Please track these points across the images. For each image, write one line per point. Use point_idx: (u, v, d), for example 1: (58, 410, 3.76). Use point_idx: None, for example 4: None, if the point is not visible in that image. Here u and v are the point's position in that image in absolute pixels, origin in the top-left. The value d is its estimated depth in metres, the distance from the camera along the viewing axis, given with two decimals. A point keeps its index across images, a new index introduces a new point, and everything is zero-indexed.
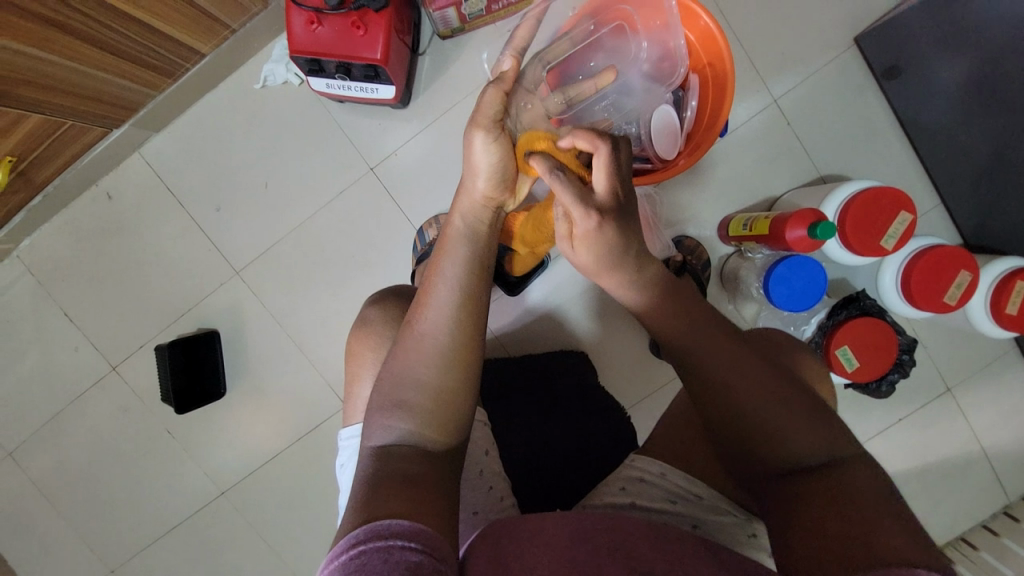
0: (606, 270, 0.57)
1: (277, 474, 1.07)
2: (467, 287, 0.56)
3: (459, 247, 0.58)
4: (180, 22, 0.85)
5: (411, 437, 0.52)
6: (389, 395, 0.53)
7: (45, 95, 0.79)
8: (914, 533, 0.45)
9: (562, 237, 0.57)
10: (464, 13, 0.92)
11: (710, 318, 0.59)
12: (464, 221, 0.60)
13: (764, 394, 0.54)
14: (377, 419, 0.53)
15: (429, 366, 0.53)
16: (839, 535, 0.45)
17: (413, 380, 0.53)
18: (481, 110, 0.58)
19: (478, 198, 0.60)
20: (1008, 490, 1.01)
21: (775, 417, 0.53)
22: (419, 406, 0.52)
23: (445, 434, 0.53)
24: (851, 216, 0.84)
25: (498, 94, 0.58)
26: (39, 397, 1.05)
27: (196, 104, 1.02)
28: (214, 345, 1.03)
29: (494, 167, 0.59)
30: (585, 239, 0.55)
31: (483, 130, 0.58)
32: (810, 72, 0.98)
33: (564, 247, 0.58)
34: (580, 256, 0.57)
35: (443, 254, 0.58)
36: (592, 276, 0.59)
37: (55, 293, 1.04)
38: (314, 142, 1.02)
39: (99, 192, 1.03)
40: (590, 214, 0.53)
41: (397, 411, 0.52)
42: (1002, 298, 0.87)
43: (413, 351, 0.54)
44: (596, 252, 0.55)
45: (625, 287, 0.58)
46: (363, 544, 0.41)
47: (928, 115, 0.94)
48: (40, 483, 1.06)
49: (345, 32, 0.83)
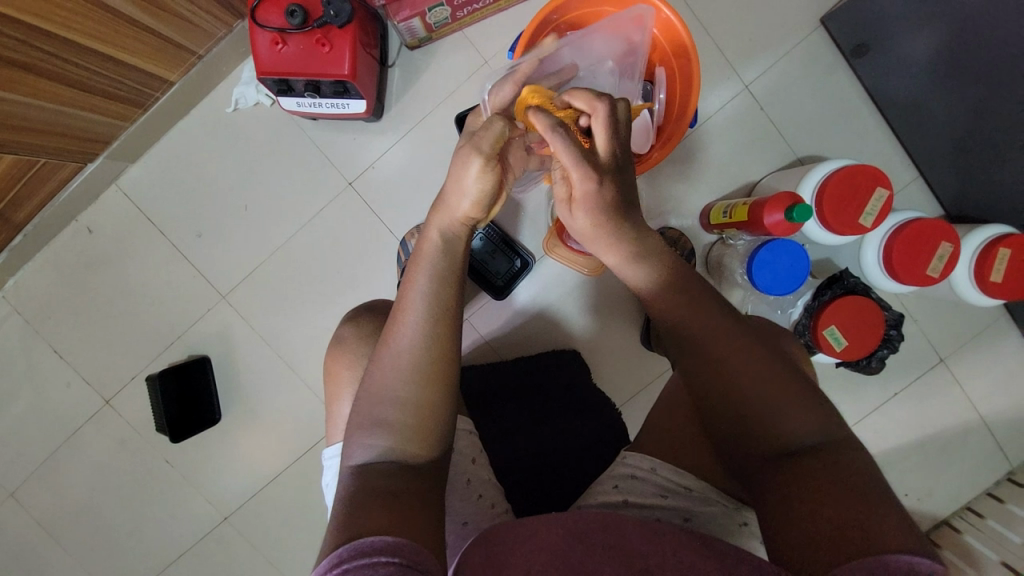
0: (603, 238, 0.58)
1: (279, 495, 1.06)
2: (441, 300, 0.56)
3: (434, 260, 0.57)
4: (144, 52, 0.85)
5: (391, 453, 0.52)
6: (367, 414, 0.53)
7: (17, 135, 0.79)
8: (901, 516, 0.45)
9: (563, 198, 0.58)
10: (430, 22, 0.92)
11: (704, 302, 0.57)
12: (441, 236, 0.58)
13: (754, 379, 0.53)
14: (356, 438, 0.53)
15: (406, 383, 0.53)
16: (826, 521, 0.45)
17: (390, 396, 0.53)
18: (482, 136, 0.55)
19: (458, 217, 0.58)
20: (1009, 456, 1.01)
21: (760, 402, 0.53)
22: (398, 422, 0.52)
23: (426, 448, 0.53)
24: (828, 196, 0.84)
25: (505, 129, 0.55)
26: (34, 436, 1.05)
27: (170, 131, 1.02)
28: (205, 371, 1.02)
29: (484, 192, 0.57)
30: (584, 199, 0.55)
31: (482, 158, 0.55)
32: (779, 56, 0.98)
33: (564, 211, 0.59)
34: (579, 220, 0.57)
35: (414, 268, 0.57)
36: (587, 242, 0.60)
37: (44, 330, 1.04)
38: (291, 161, 1.02)
39: (79, 226, 1.02)
40: (588, 175, 0.53)
41: (375, 429, 0.52)
42: (986, 266, 0.87)
43: (391, 367, 0.54)
44: (597, 213, 0.56)
45: (622, 254, 0.58)
46: (347, 563, 0.41)
47: (899, 90, 0.94)
48: (42, 521, 1.06)
49: (310, 50, 0.83)
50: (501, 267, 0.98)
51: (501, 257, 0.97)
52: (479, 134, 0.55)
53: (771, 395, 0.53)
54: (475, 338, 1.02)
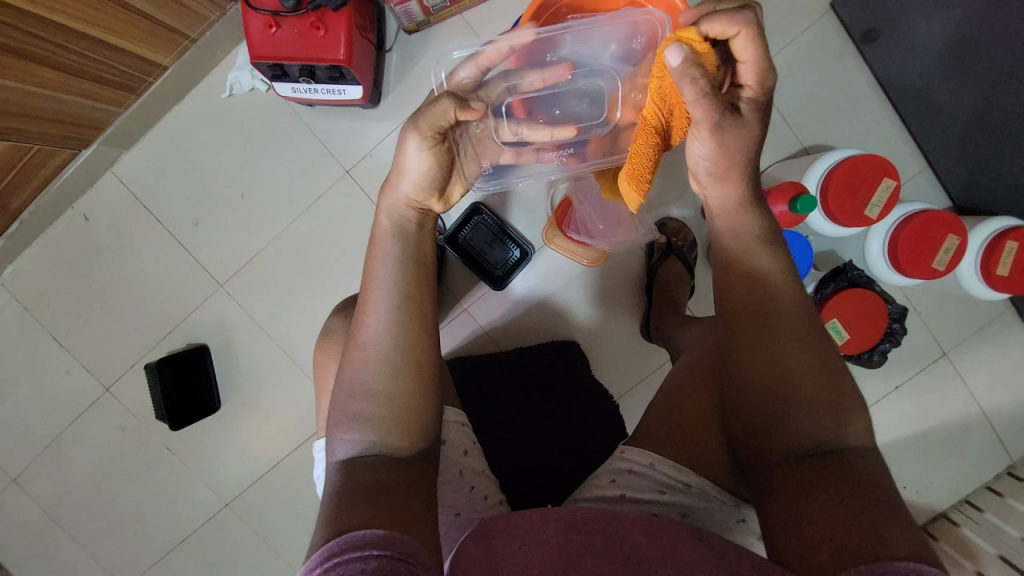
0: (726, 169, 0.57)
1: (279, 481, 1.07)
2: (402, 286, 0.55)
3: (390, 248, 0.57)
4: (137, 37, 0.84)
5: (372, 447, 0.51)
6: (344, 409, 0.53)
7: (11, 122, 0.78)
8: (905, 523, 0.45)
9: (710, 121, 0.53)
10: (428, 5, 0.90)
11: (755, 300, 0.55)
12: (390, 220, 0.58)
13: (777, 377, 0.52)
14: (337, 434, 0.52)
15: (379, 374, 0.53)
16: (837, 528, 0.45)
17: (364, 389, 0.53)
18: (424, 114, 0.53)
19: (403, 199, 0.57)
20: (1011, 452, 1.00)
21: (775, 404, 0.52)
22: (375, 416, 0.52)
23: (409, 441, 0.52)
24: (834, 186, 0.83)
25: (450, 109, 0.53)
26: (36, 423, 1.06)
27: (164, 118, 1.00)
28: (204, 360, 1.02)
29: (425, 173, 0.56)
30: (745, 108, 0.55)
31: (419, 136, 0.53)
32: (786, 42, 0.96)
33: (705, 136, 0.55)
34: (734, 140, 0.55)
35: (371, 266, 0.57)
36: (724, 175, 0.58)
37: (42, 318, 1.04)
38: (286, 148, 1.00)
39: (76, 214, 1.02)
40: (762, 78, 0.54)
41: (354, 424, 0.52)
42: (992, 259, 0.86)
43: (361, 359, 0.54)
44: (754, 134, 0.56)
45: (738, 188, 0.58)
46: (336, 557, 0.41)
47: (909, 78, 0.92)
48: (44, 506, 1.07)
49: (306, 34, 0.81)
50: (498, 256, 0.97)
51: (499, 247, 0.97)
52: (423, 110, 0.53)
53: (795, 398, 0.51)
54: (474, 328, 1.00)
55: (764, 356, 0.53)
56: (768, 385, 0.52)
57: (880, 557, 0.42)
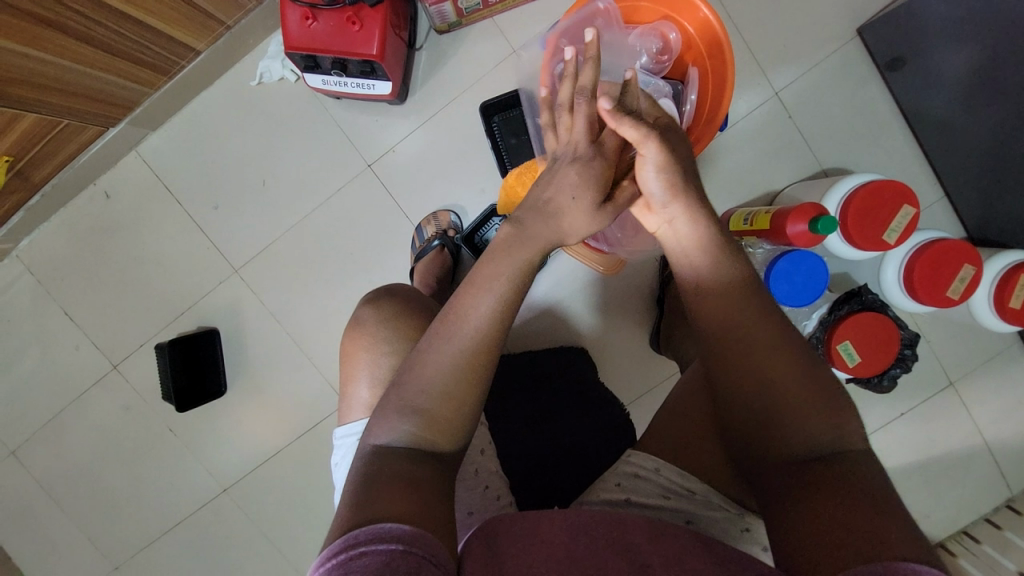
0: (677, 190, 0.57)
1: (278, 470, 1.07)
2: (507, 304, 0.55)
3: (521, 273, 0.56)
4: (174, 20, 0.85)
5: (417, 442, 0.51)
6: (403, 400, 0.52)
7: (42, 94, 0.79)
8: (910, 529, 0.44)
9: (648, 138, 0.55)
10: (461, 7, 0.91)
11: (776, 313, 0.55)
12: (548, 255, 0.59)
13: (802, 387, 0.51)
14: (386, 422, 0.52)
15: (448, 374, 0.52)
16: (841, 537, 0.44)
17: (431, 386, 0.52)
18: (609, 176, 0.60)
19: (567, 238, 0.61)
20: (1012, 485, 1.00)
21: (788, 412, 0.51)
22: (434, 412, 0.51)
23: (454, 440, 0.53)
24: (853, 209, 0.83)
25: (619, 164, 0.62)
26: (41, 396, 1.06)
27: (193, 102, 1.01)
28: (213, 344, 1.03)
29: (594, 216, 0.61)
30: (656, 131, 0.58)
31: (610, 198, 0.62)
32: (811, 65, 0.97)
33: (650, 155, 0.56)
34: (661, 160, 0.57)
35: (492, 272, 0.55)
36: (668, 197, 0.58)
37: (55, 292, 1.04)
38: (310, 139, 1.01)
39: (97, 190, 1.02)
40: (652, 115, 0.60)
41: (412, 416, 0.51)
42: (1006, 292, 0.87)
43: (434, 358, 0.53)
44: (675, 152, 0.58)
45: (695, 212, 0.58)
46: (362, 545, 0.41)
47: (931, 108, 0.93)
48: (42, 480, 1.07)
49: (341, 28, 0.83)
50: None
51: None
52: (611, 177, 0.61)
53: (815, 409, 0.51)
54: None
55: (785, 363, 0.52)
56: (784, 389, 0.52)
57: (881, 557, 0.41)
